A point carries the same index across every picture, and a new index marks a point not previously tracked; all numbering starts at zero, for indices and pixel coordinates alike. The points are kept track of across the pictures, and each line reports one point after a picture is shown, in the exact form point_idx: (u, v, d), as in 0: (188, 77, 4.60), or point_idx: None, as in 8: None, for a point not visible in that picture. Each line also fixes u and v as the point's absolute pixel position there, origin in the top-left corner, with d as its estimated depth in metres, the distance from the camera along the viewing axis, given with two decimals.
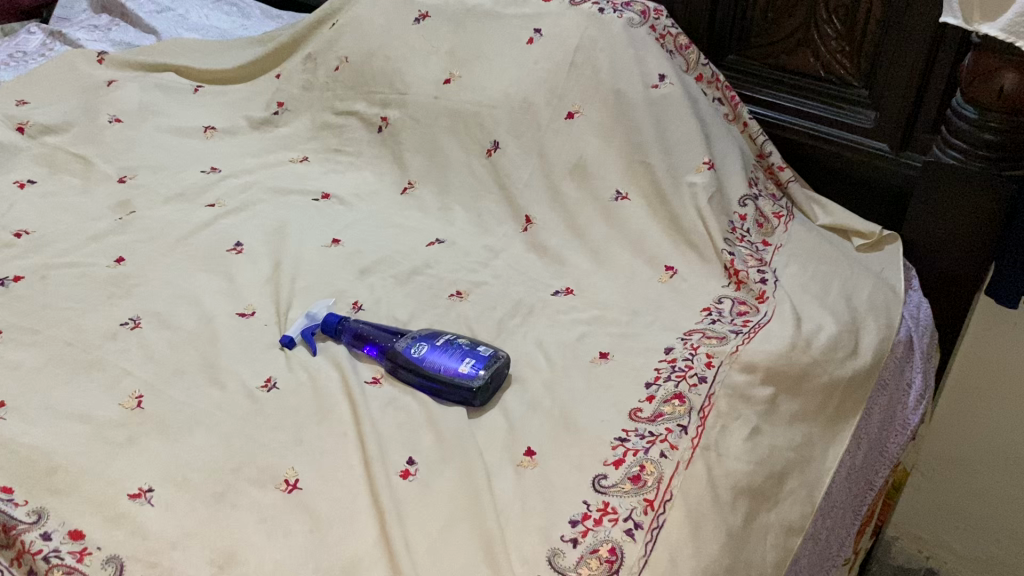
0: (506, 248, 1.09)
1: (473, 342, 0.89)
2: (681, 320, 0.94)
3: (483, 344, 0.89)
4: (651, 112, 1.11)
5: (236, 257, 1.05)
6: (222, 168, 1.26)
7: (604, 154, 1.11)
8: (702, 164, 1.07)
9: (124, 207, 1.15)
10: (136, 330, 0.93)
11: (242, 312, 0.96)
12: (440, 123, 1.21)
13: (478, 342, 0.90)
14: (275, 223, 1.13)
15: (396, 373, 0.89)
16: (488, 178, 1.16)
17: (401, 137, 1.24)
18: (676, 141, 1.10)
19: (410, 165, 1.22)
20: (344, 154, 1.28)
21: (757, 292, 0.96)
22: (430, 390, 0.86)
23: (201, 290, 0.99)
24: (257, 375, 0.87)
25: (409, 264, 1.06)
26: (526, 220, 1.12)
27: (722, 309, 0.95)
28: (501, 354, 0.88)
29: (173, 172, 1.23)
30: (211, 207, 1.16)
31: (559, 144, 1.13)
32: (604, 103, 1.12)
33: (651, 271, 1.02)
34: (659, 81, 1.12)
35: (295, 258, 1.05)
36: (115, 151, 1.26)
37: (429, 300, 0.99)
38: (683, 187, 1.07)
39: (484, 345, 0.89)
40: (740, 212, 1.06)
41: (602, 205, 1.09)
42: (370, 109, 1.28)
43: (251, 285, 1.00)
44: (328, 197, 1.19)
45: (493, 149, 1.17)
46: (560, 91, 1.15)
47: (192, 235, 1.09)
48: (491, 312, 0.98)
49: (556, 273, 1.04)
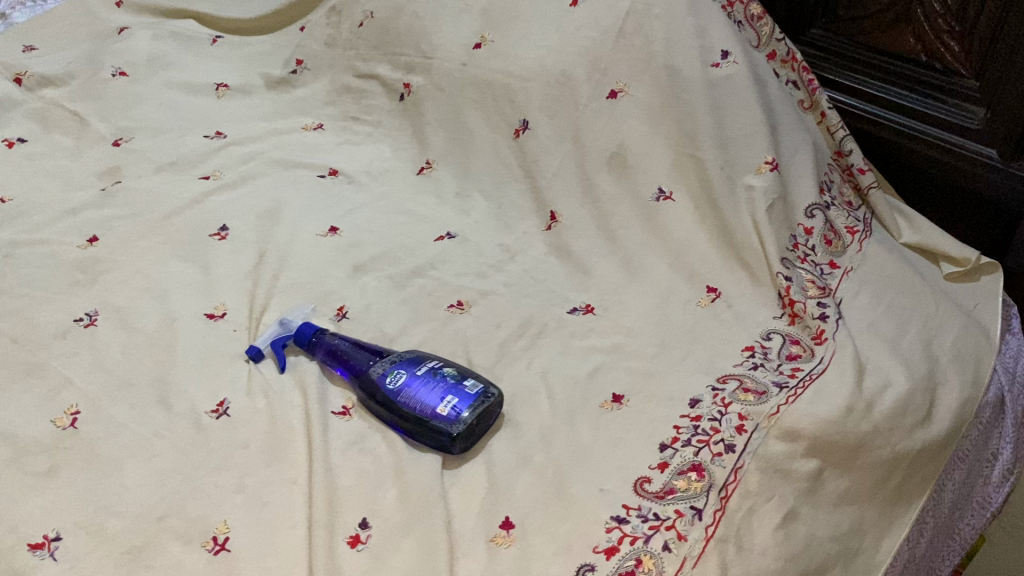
0: (525, 250, 0.94)
1: (462, 372, 0.75)
2: (715, 358, 0.78)
3: (473, 376, 0.75)
4: (707, 95, 0.92)
5: (219, 244, 0.93)
6: (228, 133, 1.13)
7: (648, 143, 0.94)
8: (763, 163, 0.89)
9: (112, 175, 1.05)
10: (90, 328, 0.82)
11: (212, 313, 0.85)
12: (466, 95, 1.06)
13: (468, 371, 0.76)
14: (271, 203, 1.00)
15: (368, 404, 0.75)
16: (514, 164, 1.01)
17: (423, 109, 1.10)
18: (734, 133, 0.91)
19: (431, 142, 1.08)
20: (362, 123, 1.15)
21: (814, 330, 0.79)
22: (403, 428, 0.73)
23: (172, 282, 0.88)
24: (211, 396, 0.76)
25: (411, 262, 0.93)
26: (551, 216, 0.97)
27: (769, 350, 0.79)
28: (492, 390, 0.74)
29: (173, 137, 1.12)
30: (206, 178, 1.04)
31: (597, 128, 0.97)
32: (653, 82, 0.95)
33: (690, 290, 0.86)
34: (721, 58, 0.93)
35: (283, 248, 0.93)
36: (115, 109, 1.15)
37: (426, 311, 0.86)
38: (739, 189, 0.89)
39: (475, 377, 0.75)
40: (804, 224, 0.88)
41: (641, 204, 0.93)
42: (393, 73, 1.13)
43: (227, 279, 0.88)
44: (336, 174, 1.06)
45: (522, 130, 1.01)
46: (604, 64, 0.98)
47: (176, 213, 0.98)
48: (494, 331, 0.84)
49: (578, 285, 0.89)
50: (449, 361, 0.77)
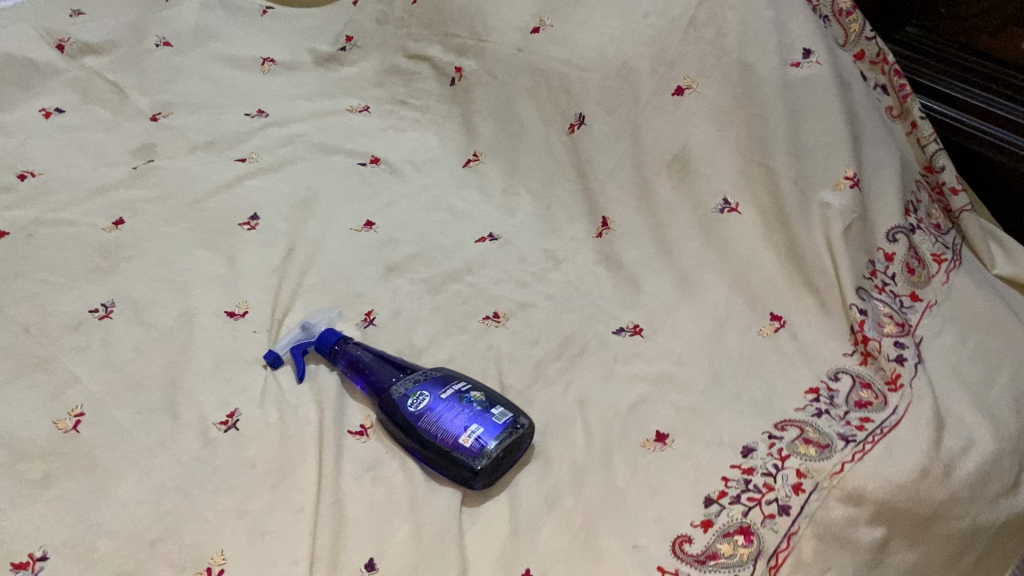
0: (571, 258, 0.87)
1: (491, 397, 0.69)
2: (773, 398, 0.70)
3: (502, 403, 0.69)
4: (784, 99, 0.82)
5: (248, 235, 0.88)
6: (269, 112, 1.08)
7: (714, 148, 0.85)
8: (843, 178, 0.79)
9: (146, 153, 1.00)
10: (105, 321, 0.78)
11: (232, 311, 0.79)
12: (520, 84, 0.98)
13: (499, 397, 0.70)
14: (307, 191, 0.95)
15: (387, 426, 0.69)
16: (567, 162, 0.94)
17: (473, 96, 1.03)
18: (812, 142, 0.82)
19: (480, 132, 1.01)
20: (410, 108, 1.08)
21: (889, 374, 0.70)
22: (423, 456, 0.67)
23: (194, 275, 0.83)
24: (221, 405, 0.70)
25: (447, 265, 0.86)
26: (602, 222, 0.89)
27: (836, 394, 0.70)
28: (523, 421, 0.67)
29: (213, 114, 1.07)
30: (242, 161, 0.99)
31: (659, 127, 0.89)
32: (724, 80, 0.86)
33: (750, 316, 0.78)
34: (802, 57, 0.83)
35: (314, 243, 0.87)
36: (157, 82, 1.11)
37: (458, 321, 0.80)
38: (813, 206, 0.80)
39: (506, 404, 0.69)
40: (884, 248, 0.79)
41: (702, 215, 0.84)
42: (445, 55, 1.07)
43: (252, 275, 0.83)
44: (377, 162, 1.01)
45: (577, 124, 0.93)
46: (670, 57, 0.89)
47: (207, 198, 0.93)
48: (531, 349, 0.77)
49: (627, 301, 0.82)
50: (478, 384, 0.71)
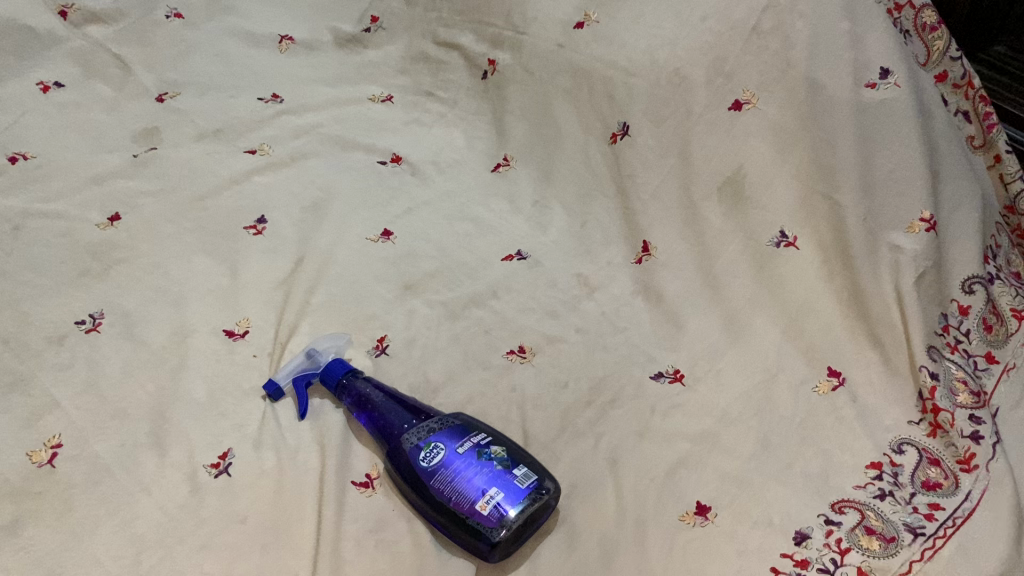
0: (606, 285, 0.79)
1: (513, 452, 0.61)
2: (828, 472, 0.63)
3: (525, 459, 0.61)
4: (857, 125, 0.73)
5: (253, 240, 0.80)
6: (284, 97, 1.00)
7: (773, 174, 0.77)
8: (918, 220, 0.71)
9: (149, 138, 0.92)
10: (92, 335, 0.71)
11: (232, 331, 0.72)
12: (559, 84, 0.89)
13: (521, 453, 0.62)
14: (321, 191, 0.87)
15: (396, 479, 0.62)
16: (606, 176, 0.85)
17: (506, 93, 0.94)
18: (884, 176, 0.73)
19: (511, 134, 0.92)
20: (436, 100, 1.00)
21: (961, 452, 0.62)
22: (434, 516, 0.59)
23: (193, 285, 0.76)
24: (213, 444, 0.63)
25: (470, 287, 0.78)
26: (642, 247, 0.81)
27: (900, 471, 0.62)
28: (548, 483, 0.60)
29: (223, 97, 0.99)
30: (251, 153, 0.91)
31: (712, 145, 0.80)
32: (788, 98, 0.76)
33: (805, 369, 0.70)
34: (879, 77, 0.73)
35: (325, 254, 0.80)
36: (165, 58, 1.03)
37: (479, 354, 0.72)
38: (882, 249, 0.71)
39: (529, 461, 0.61)
40: (959, 300, 0.71)
41: (755, 249, 0.76)
42: (478, 45, 0.98)
43: (255, 288, 0.76)
44: (398, 161, 0.93)
45: (620, 134, 0.85)
46: (729, 67, 0.80)
47: (212, 195, 0.85)
48: (558, 393, 0.69)
49: (667, 341, 0.74)
50: (498, 436, 0.63)
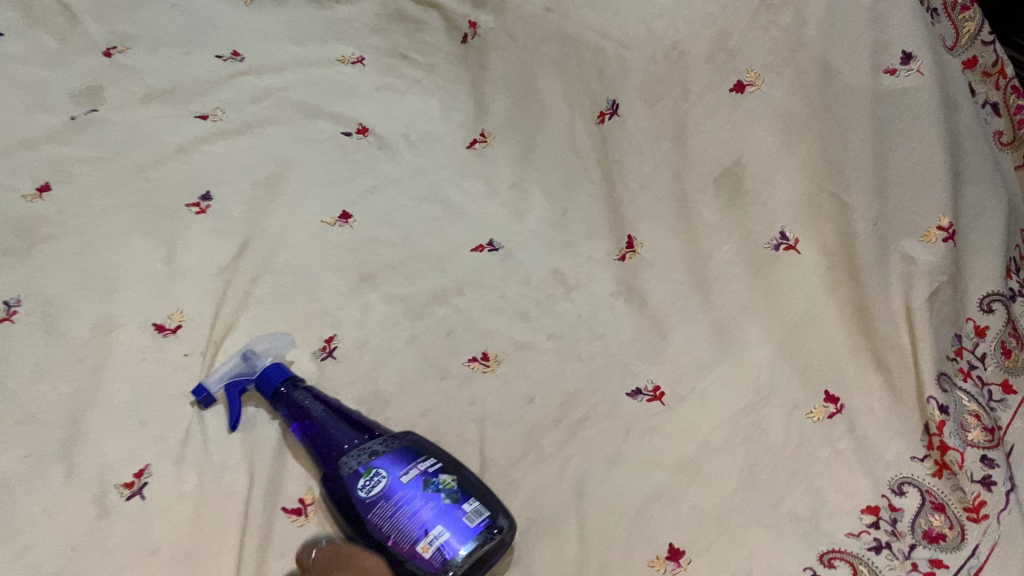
0: (585, 285, 0.72)
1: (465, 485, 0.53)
2: (819, 515, 0.56)
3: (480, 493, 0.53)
4: (872, 118, 0.65)
5: (196, 220, 0.72)
6: (246, 55, 0.92)
7: (777, 167, 0.68)
8: (935, 227, 0.62)
9: (91, 98, 0.84)
10: (4, 325, 0.63)
11: (162, 324, 0.65)
12: (546, 53, 0.81)
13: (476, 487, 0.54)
14: (277, 166, 0.79)
15: (331, 507, 0.55)
16: (592, 160, 0.77)
17: (488, 60, 0.86)
18: (900, 176, 0.64)
19: (491, 107, 0.84)
20: (411, 64, 0.91)
21: (969, 499, 0.55)
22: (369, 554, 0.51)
23: (124, 269, 0.68)
24: (128, 460, 0.56)
25: (434, 282, 0.71)
26: (626, 243, 0.73)
27: (900, 517, 0.55)
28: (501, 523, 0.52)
29: (177, 53, 0.90)
30: (203, 119, 0.82)
31: (709, 131, 0.71)
32: (798, 81, 0.68)
33: (799, 391, 0.62)
34: (900, 63, 0.65)
35: (275, 239, 0.72)
36: (116, 7, 0.94)
37: (438, 360, 0.65)
38: (894, 259, 0.63)
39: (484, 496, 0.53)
40: (976, 320, 0.63)
41: (751, 251, 0.69)
42: (460, 6, 0.89)
43: (194, 276, 0.68)
44: (365, 133, 0.84)
45: (608, 114, 0.76)
46: (734, 43, 0.71)
47: (154, 165, 0.77)
48: (523, 410, 0.62)
49: (648, 352, 0.66)
50: (453, 465, 0.55)
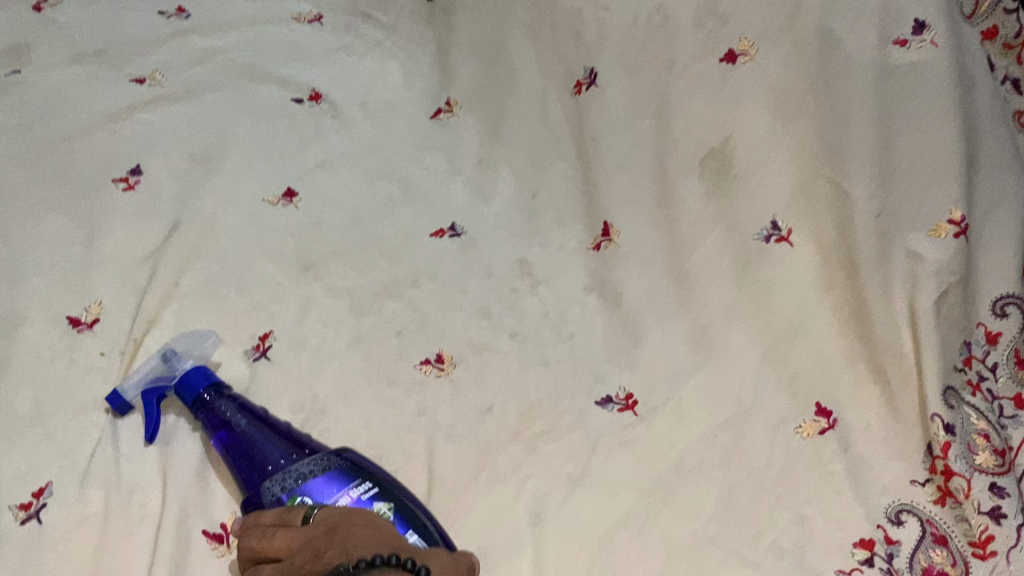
0: (553, 278, 0.65)
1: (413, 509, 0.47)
2: (804, 548, 0.50)
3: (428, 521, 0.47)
4: (877, 97, 0.57)
5: (122, 198, 0.65)
6: (192, 12, 0.83)
7: (768, 149, 0.61)
8: (945, 221, 0.55)
9: (15, 57, 0.75)
10: None
11: (77, 319, 0.58)
12: (519, 14, 0.74)
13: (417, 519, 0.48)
14: (218, 136, 0.71)
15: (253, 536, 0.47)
16: (565, 135, 0.70)
17: (456, 23, 0.79)
18: (907, 164, 0.56)
19: (457, 75, 0.76)
20: (373, 24, 0.84)
21: (975, 532, 0.49)
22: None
23: (37, 254, 0.61)
24: (24, 477, 0.50)
25: (386, 272, 0.64)
26: (602, 230, 0.66)
27: (897, 551, 0.49)
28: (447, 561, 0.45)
29: (114, 9, 0.82)
30: (139, 82, 0.74)
31: (694, 107, 0.64)
32: (795, 51, 0.61)
33: (787, 404, 0.56)
34: (912, 33, 0.56)
35: (211, 221, 0.65)
36: None
37: (385, 362, 0.58)
38: (898, 255, 0.56)
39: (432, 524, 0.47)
40: (987, 325, 0.55)
41: (737, 243, 0.61)
42: None
43: (116, 262, 0.61)
44: (318, 100, 0.76)
45: (586, 84, 0.69)
46: (724, 8, 0.64)
47: (79, 135, 0.69)
48: (478, 421, 0.56)
49: (620, 355, 0.60)
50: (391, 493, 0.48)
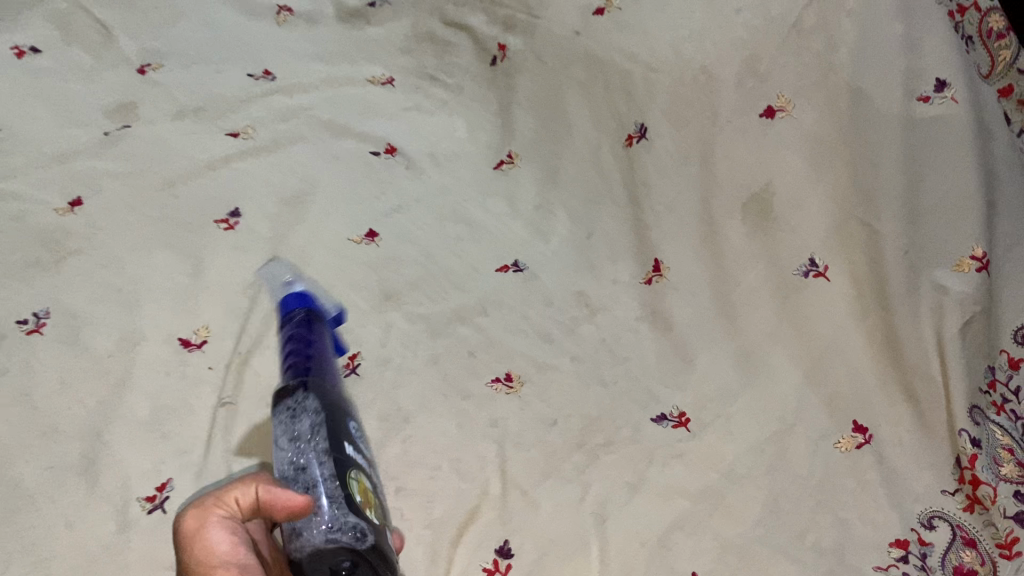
0: (608, 307, 0.71)
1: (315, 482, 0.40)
2: (846, 548, 0.55)
3: (327, 501, 0.39)
4: (903, 146, 0.64)
5: (223, 235, 0.73)
6: (277, 74, 0.92)
7: (805, 193, 0.68)
8: (968, 257, 0.61)
9: (123, 114, 0.85)
10: (32, 336, 0.64)
11: (187, 339, 0.65)
12: (572, 74, 0.82)
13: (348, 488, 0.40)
14: (303, 183, 0.79)
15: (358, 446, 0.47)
16: (616, 181, 0.77)
17: (515, 81, 0.86)
18: (933, 204, 0.63)
19: (518, 128, 0.84)
20: (440, 85, 0.91)
21: (1002, 534, 0.54)
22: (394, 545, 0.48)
23: (150, 284, 0.68)
24: (150, 472, 0.57)
25: (457, 301, 0.71)
26: (653, 266, 0.72)
27: (930, 552, 0.54)
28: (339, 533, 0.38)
29: (208, 70, 0.91)
30: (233, 136, 0.83)
31: (737, 156, 0.71)
32: (828, 105, 0.68)
33: (826, 422, 0.61)
34: (934, 90, 0.63)
35: (301, 256, 0.72)
36: (150, 23, 0.94)
37: (459, 380, 0.65)
38: (925, 288, 0.62)
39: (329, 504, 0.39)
40: (1010, 352, 0.61)
41: (777, 277, 0.68)
42: (489, 28, 0.89)
43: (217, 292, 0.68)
44: (393, 153, 0.84)
45: (636, 137, 0.77)
46: (764, 67, 0.71)
47: (183, 182, 0.77)
48: (545, 432, 0.62)
49: (672, 376, 0.66)
50: (335, 454, 0.41)
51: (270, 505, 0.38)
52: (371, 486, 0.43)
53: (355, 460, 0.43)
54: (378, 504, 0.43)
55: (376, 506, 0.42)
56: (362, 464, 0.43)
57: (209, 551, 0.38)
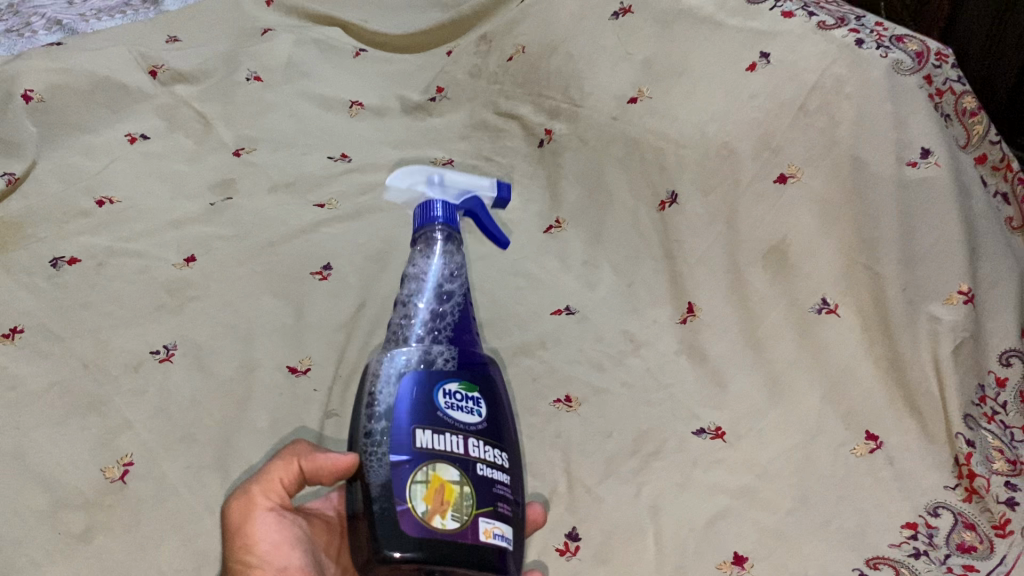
0: (651, 342, 0.82)
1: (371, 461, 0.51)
2: (865, 530, 0.65)
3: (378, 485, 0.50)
4: (897, 202, 0.76)
5: (319, 285, 0.85)
6: (353, 156, 1.06)
7: (817, 242, 0.80)
8: (956, 292, 0.73)
9: (226, 189, 0.98)
10: (165, 363, 0.75)
11: (295, 367, 0.77)
12: (612, 152, 0.95)
13: (401, 492, 0.49)
14: (383, 242, 0.91)
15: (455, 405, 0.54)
16: (654, 239, 0.90)
17: (561, 159, 1.00)
18: (925, 250, 0.75)
19: (565, 198, 0.97)
20: (494, 164, 1.04)
21: (996, 517, 0.64)
22: (530, 514, 0.61)
23: (261, 324, 0.80)
24: None
25: (522, 338, 0.82)
26: (687, 308, 0.84)
27: (935, 532, 0.64)
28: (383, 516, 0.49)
29: (295, 153, 1.05)
30: (321, 207, 0.96)
31: (757, 216, 0.83)
32: (833, 171, 0.80)
33: (843, 432, 0.72)
34: (919, 156, 0.77)
35: (386, 299, 0.84)
36: (243, 114, 1.09)
37: (527, 401, 0.76)
38: (921, 319, 0.73)
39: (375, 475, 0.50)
40: (996, 372, 0.73)
41: (797, 314, 0.79)
42: (537, 116, 1.04)
43: (317, 330, 0.80)
44: None
45: (668, 202, 0.90)
46: (776, 142, 0.84)
47: (281, 242, 0.90)
48: (603, 442, 0.72)
49: (709, 398, 0.76)
50: (400, 457, 0.50)
51: (318, 469, 0.53)
52: (452, 474, 0.50)
53: (437, 449, 0.51)
54: (459, 492, 0.49)
55: (454, 496, 0.49)
56: (441, 452, 0.51)
57: (256, 535, 0.53)
